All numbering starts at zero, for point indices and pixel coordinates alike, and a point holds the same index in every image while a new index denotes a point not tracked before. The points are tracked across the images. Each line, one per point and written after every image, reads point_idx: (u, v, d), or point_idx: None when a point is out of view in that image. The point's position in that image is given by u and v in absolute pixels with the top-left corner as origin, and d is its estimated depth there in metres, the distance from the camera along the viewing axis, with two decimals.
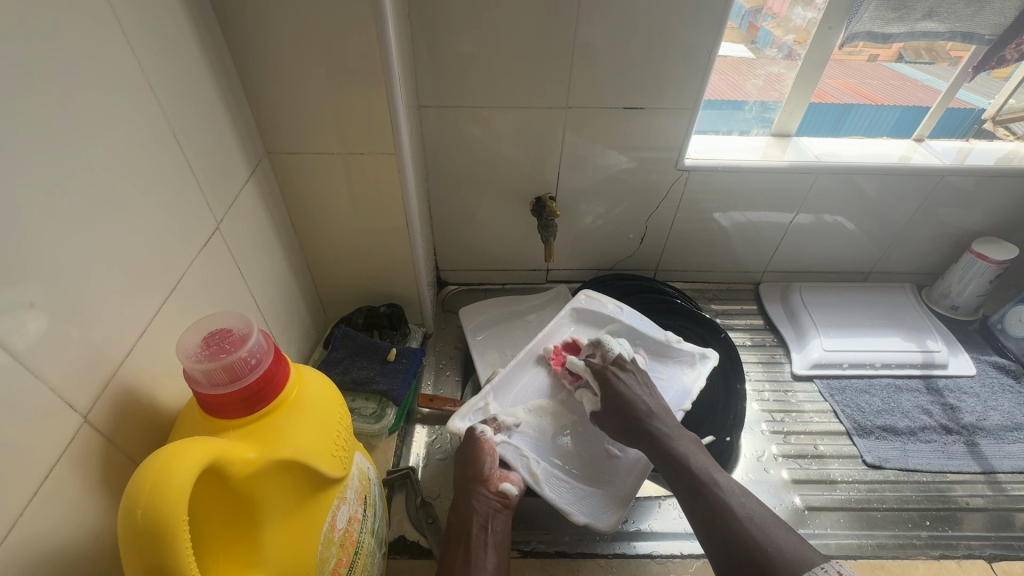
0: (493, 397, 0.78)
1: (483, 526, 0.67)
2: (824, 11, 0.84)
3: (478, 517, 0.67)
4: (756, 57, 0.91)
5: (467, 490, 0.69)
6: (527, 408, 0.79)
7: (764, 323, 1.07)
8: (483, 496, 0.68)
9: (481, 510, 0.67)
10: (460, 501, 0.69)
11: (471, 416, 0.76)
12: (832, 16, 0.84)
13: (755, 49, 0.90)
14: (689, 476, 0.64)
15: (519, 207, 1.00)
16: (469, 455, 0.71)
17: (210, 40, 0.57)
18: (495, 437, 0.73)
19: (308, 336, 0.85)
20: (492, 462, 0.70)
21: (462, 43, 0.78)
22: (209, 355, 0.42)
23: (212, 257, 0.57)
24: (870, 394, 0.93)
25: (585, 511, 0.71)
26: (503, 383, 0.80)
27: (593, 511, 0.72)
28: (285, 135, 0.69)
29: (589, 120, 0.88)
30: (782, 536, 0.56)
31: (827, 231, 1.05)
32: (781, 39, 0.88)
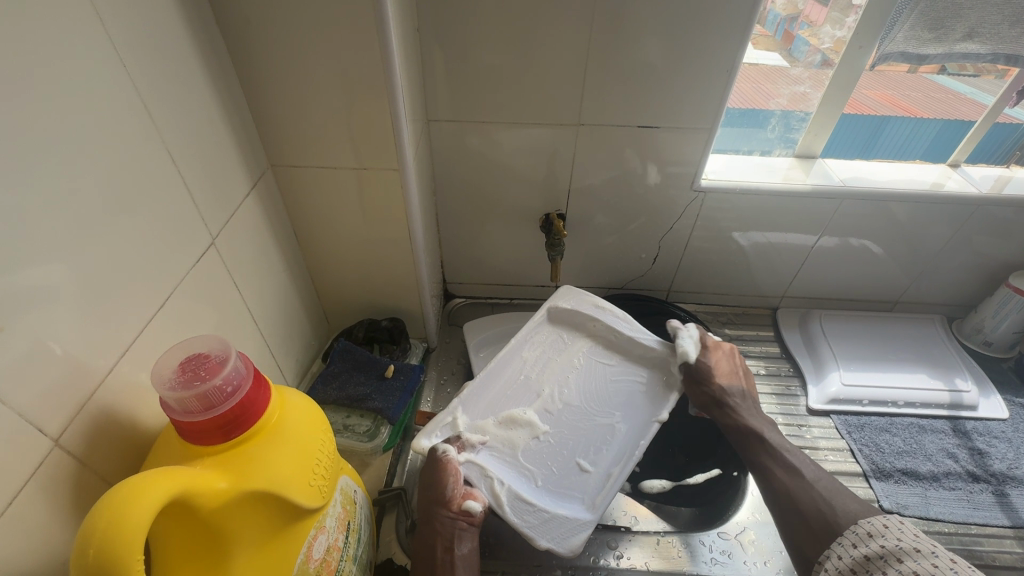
0: (460, 409, 0.75)
1: (448, 548, 0.65)
2: (855, 29, 0.80)
3: (443, 540, 0.65)
4: (790, 66, 0.87)
5: (429, 513, 0.67)
6: (495, 419, 0.75)
7: (780, 351, 1.02)
8: (444, 519, 0.66)
9: (444, 533, 0.66)
10: (422, 525, 0.67)
11: (437, 434, 0.73)
12: (862, 34, 0.80)
13: (791, 57, 0.86)
14: (761, 461, 0.72)
15: (528, 222, 0.98)
16: (430, 476, 0.68)
17: (212, 54, 0.57)
18: (460, 458, 0.70)
19: (308, 348, 0.85)
20: (455, 482, 0.68)
21: (473, 57, 0.77)
22: (184, 382, 0.41)
23: (204, 273, 0.56)
24: (890, 434, 0.88)
25: (550, 534, 0.66)
26: (474, 394, 0.77)
27: (559, 533, 0.67)
28: (288, 148, 0.68)
29: (602, 137, 0.85)
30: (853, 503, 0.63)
31: (851, 258, 1.00)
32: (816, 49, 0.84)
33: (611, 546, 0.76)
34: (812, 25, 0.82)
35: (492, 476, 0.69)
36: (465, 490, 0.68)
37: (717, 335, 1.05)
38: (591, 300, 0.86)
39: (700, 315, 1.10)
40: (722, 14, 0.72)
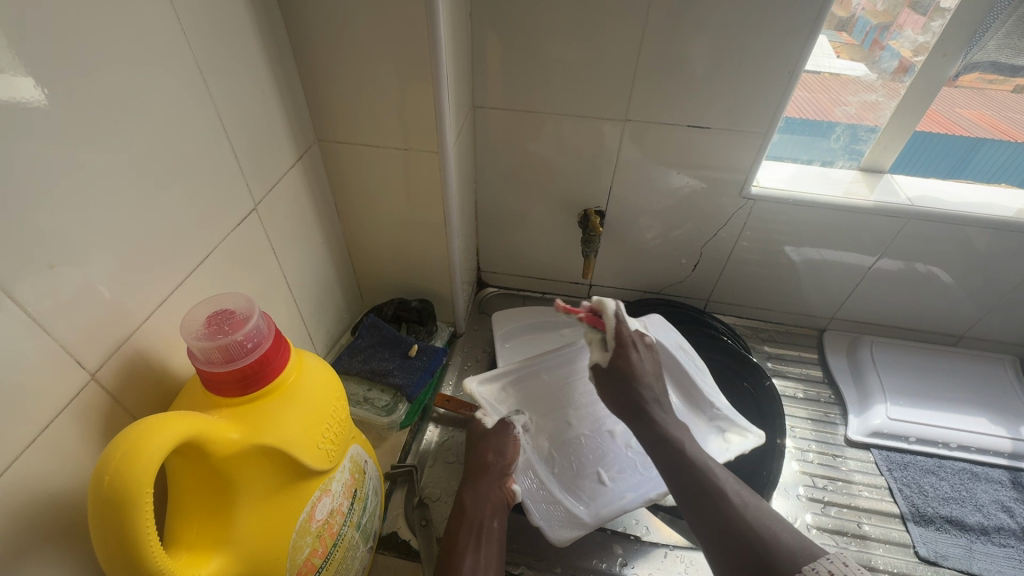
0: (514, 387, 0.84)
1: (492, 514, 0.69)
2: (938, 36, 0.74)
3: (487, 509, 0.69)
4: (877, 79, 0.81)
5: (487, 476, 0.71)
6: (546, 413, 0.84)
7: (822, 375, 0.96)
8: (499, 490, 0.71)
9: (493, 500, 0.70)
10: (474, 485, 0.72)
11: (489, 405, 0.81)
12: (950, 42, 0.73)
13: (880, 69, 0.80)
14: (687, 465, 0.62)
15: (566, 217, 0.97)
16: (498, 443, 0.74)
17: (268, 28, 0.59)
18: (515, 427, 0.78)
19: (340, 320, 0.88)
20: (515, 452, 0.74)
21: (522, 46, 0.76)
22: (208, 334, 0.43)
23: (244, 236, 0.59)
24: (938, 477, 0.81)
25: (544, 516, 0.72)
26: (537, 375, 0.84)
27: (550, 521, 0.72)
28: (335, 125, 0.71)
29: (649, 135, 0.82)
30: (786, 523, 0.55)
31: (914, 284, 0.92)
32: (909, 61, 0.77)
33: (617, 552, 0.74)
34: (906, 35, 0.77)
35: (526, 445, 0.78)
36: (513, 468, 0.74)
37: (755, 351, 1.01)
38: (677, 337, 0.85)
39: (739, 328, 1.05)
40: (787, 12, 0.67)
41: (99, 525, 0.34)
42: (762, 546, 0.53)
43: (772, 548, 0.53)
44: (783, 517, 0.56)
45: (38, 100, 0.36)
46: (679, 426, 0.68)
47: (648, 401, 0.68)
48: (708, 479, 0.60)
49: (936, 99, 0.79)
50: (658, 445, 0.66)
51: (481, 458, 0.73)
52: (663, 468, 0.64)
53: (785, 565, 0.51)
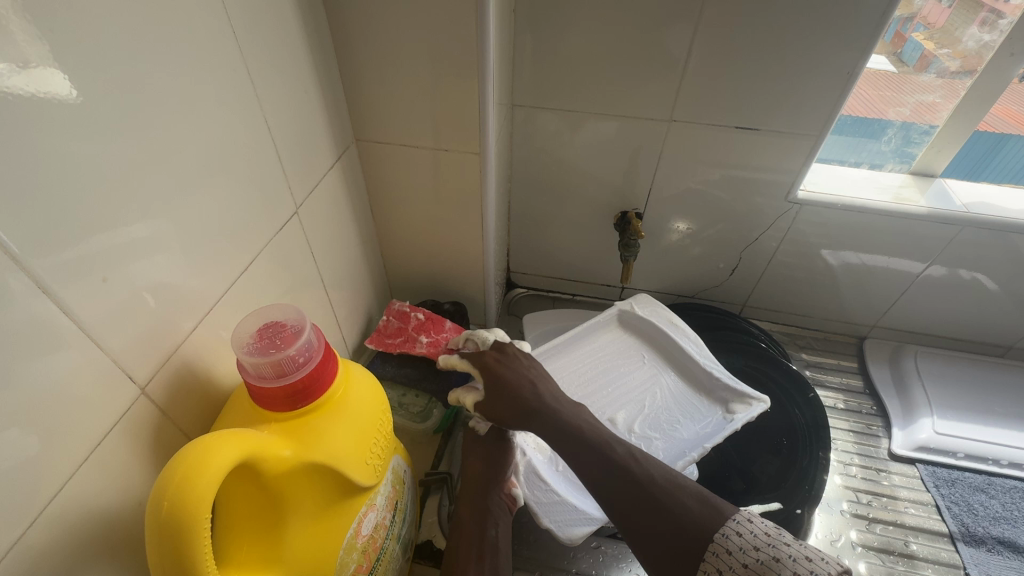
0: None
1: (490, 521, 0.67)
2: (1008, 34, 0.69)
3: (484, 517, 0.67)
4: (896, 70, 0.78)
5: (484, 482, 0.70)
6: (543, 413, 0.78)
7: (863, 385, 0.93)
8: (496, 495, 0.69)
9: (490, 506, 0.68)
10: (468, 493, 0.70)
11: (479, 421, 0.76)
12: (1019, 41, 0.69)
13: (900, 61, 0.77)
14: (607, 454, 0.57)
15: (601, 219, 0.94)
16: (492, 451, 0.72)
17: (313, 25, 0.57)
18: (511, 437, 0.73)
19: (372, 322, 0.87)
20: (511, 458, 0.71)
21: (566, 43, 0.74)
22: (261, 348, 0.41)
23: (285, 241, 0.58)
24: (988, 495, 0.78)
25: (553, 517, 0.68)
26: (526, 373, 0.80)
27: (561, 521, 0.68)
28: (374, 125, 0.69)
29: (693, 137, 0.80)
30: (699, 496, 0.53)
31: (964, 294, 0.89)
32: (931, 53, 0.76)
33: None
34: (926, 27, 0.74)
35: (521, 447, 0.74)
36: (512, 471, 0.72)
37: (793, 359, 0.98)
38: (668, 316, 0.88)
39: (776, 335, 1.02)
40: (849, 9, 0.64)
41: (156, 551, 0.33)
42: (681, 524, 0.50)
43: (689, 526, 0.50)
44: (698, 486, 0.54)
45: (74, 98, 0.33)
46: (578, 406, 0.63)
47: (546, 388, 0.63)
48: (611, 453, 0.57)
49: (1000, 99, 0.75)
50: (562, 435, 0.60)
51: (472, 466, 0.70)
52: (565, 455, 0.59)
53: (702, 542, 0.49)
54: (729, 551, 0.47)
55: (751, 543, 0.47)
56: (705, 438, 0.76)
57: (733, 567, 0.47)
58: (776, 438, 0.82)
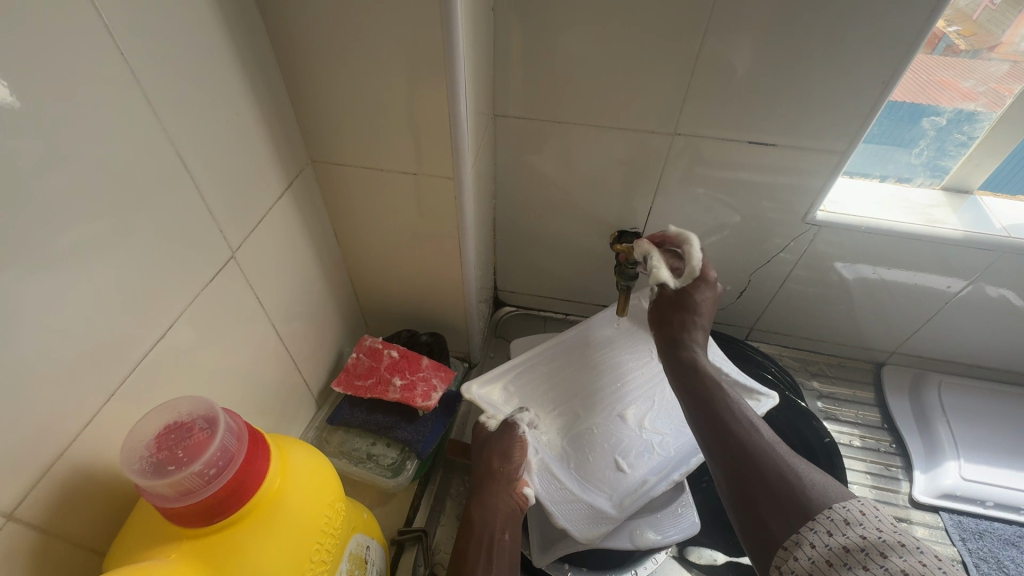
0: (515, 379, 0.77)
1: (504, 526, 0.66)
2: None
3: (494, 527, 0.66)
4: None
5: (496, 484, 0.68)
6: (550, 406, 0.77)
7: (881, 419, 0.86)
8: (507, 498, 0.67)
9: (502, 510, 0.67)
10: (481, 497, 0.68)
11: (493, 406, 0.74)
12: None
13: None
14: (724, 413, 0.55)
15: (595, 238, 0.86)
16: (503, 447, 0.69)
17: (243, 36, 0.48)
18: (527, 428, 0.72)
19: (342, 355, 0.79)
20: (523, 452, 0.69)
21: (552, 46, 0.64)
22: (157, 466, 0.33)
23: (218, 290, 0.50)
24: (1019, 551, 0.71)
25: (567, 515, 0.68)
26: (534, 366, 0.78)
27: (576, 519, 0.68)
28: (331, 144, 0.60)
29: (697, 151, 0.70)
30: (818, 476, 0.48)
31: (997, 323, 0.80)
32: (942, 32, 0.62)
33: None
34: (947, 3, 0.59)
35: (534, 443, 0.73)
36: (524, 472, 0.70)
37: (804, 388, 0.90)
38: None
39: (785, 360, 0.94)
40: (882, 9, 0.54)
41: None
42: (792, 485, 0.47)
43: (802, 490, 0.46)
44: (815, 468, 0.49)
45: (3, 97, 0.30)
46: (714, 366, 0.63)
47: (678, 335, 0.64)
48: (733, 415, 0.55)
49: None
50: (693, 395, 0.59)
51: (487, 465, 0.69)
52: (693, 415, 0.58)
53: (813, 506, 0.45)
54: (847, 521, 0.42)
55: (877, 526, 0.42)
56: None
57: (828, 544, 0.42)
58: None
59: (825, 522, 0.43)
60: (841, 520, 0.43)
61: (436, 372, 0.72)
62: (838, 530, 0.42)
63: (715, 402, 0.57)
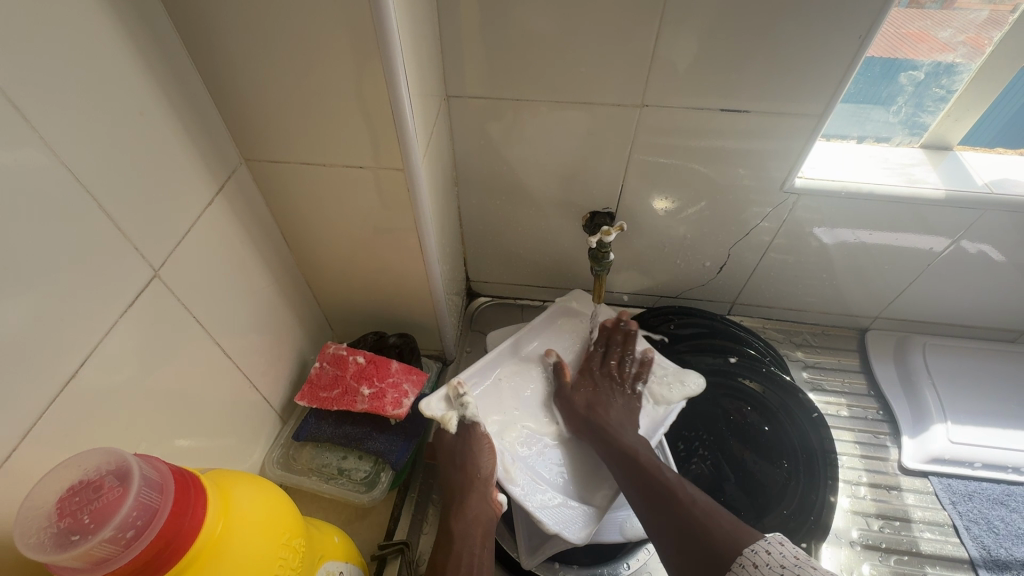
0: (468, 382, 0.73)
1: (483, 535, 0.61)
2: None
3: (478, 525, 0.61)
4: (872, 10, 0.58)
5: (467, 494, 0.63)
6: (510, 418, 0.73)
7: (866, 386, 0.84)
8: (484, 505, 0.63)
9: (482, 520, 0.62)
10: (451, 511, 0.63)
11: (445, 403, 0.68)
12: None
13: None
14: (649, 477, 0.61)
15: (567, 220, 0.81)
16: (467, 452, 0.65)
17: (140, 22, 0.42)
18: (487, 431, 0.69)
19: (306, 364, 0.74)
20: (490, 461, 0.66)
21: (502, 16, 0.58)
22: (59, 537, 0.28)
23: (141, 313, 0.45)
24: (1008, 510, 0.71)
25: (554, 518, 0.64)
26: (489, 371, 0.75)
27: (566, 519, 0.64)
28: (264, 141, 0.54)
29: (666, 124, 0.66)
30: (728, 520, 0.55)
31: (979, 281, 0.78)
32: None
33: None
34: None
35: (505, 453, 0.69)
36: (498, 477, 0.66)
37: (789, 360, 0.88)
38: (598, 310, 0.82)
39: (769, 333, 0.92)
40: None
41: None
42: (710, 530, 0.53)
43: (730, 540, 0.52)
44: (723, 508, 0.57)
45: None
46: (632, 434, 0.68)
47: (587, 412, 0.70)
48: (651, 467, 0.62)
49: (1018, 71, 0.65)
50: (622, 461, 0.65)
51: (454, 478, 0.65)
52: (629, 482, 0.63)
53: (730, 555, 0.50)
54: (756, 565, 0.48)
55: (778, 562, 0.46)
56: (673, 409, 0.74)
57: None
58: (776, 461, 0.73)
59: (750, 560, 0.49)
60: (764, 552, 0.49)
61: (407, 375, 0.68)
62: (760, 562, 0.48)
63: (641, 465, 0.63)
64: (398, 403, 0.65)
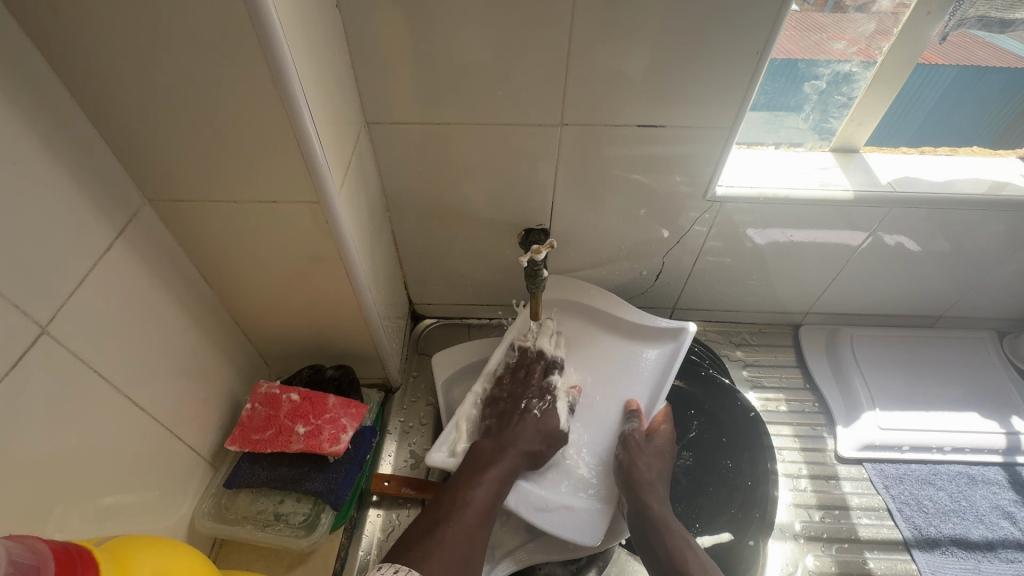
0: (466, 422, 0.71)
1: (473, 517, 0.57)
2: (904, 24, 0.64)
3: (470, 513, 0.57)
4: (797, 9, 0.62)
5: (468, 482, 0.60)
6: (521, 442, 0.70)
7: (803, 379, 0.88)
8: (480, 495, 0.59)
9: (477, 509, 0.58)
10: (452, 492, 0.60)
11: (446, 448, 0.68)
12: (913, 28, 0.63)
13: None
14: (665, 533, 0.62)
15: (503, 238, 0.82)
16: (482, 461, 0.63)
17: (12, 64, 0.39)
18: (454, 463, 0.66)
19: (238, 405, 0.71)
20: (498, 464, 0.62)
21: (414, 41, 0.59)
22: None
23: (30, 372, 0.42)
24: (935, 488, 0.75)
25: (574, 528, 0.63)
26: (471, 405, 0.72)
27: (584, 529, 0.63)
28: (168, 180, 0.52)
29: (588, 141, 0.68)
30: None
31: (892, 271, 0.83)
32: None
33: None
34: None
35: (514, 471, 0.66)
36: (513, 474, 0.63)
37: (729, 360, 0.91)
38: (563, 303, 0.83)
39: (709, 335, 0.94)
40: None
41: None
42: None
43: None
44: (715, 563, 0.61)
45: None
46: (659, 481, 0.67)
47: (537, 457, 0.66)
48: (662, 522, 0.63)
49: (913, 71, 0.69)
50: (640, 517, 0.63)
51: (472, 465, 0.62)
52: (638, 539, 0.63)
53: None
54: None
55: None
56: (663, 377, 0.76)
57: None
58: (721, 458, 0.75)
59: None
60: None
61: (346, 410, 0.66)
62: None
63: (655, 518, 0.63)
64: (331, 441, 0.63)
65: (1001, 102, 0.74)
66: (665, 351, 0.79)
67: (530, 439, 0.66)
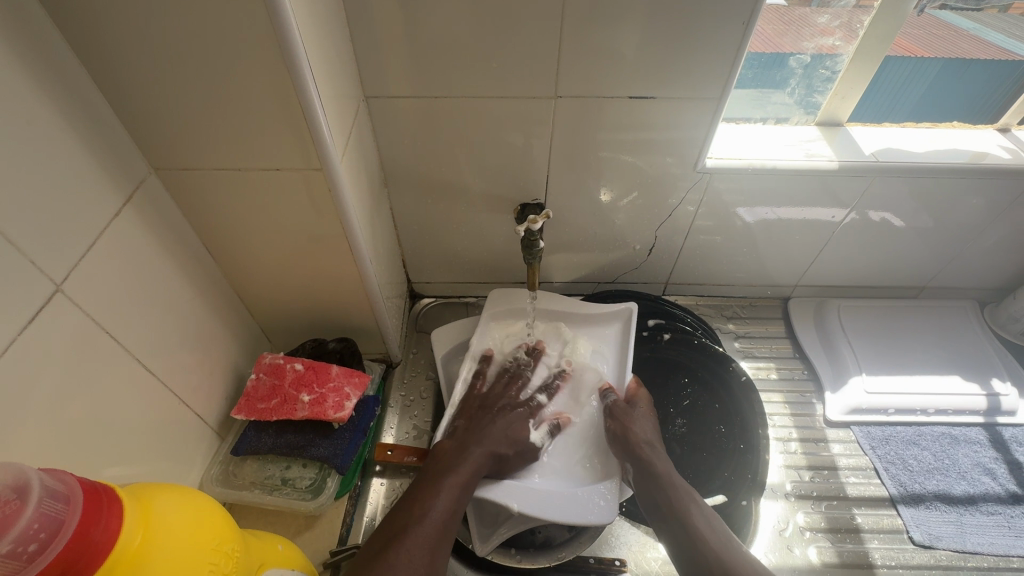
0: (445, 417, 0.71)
1: (428, 536, 0.56)
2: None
3: (423, 530, 0.56)
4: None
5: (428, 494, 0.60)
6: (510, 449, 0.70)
7: (792, 350, 0.90)
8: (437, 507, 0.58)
9: (430, 524, 0.57)
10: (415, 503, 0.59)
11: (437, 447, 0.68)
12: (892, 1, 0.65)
13: None
14: (669, 486, 0.64)
15: (499, 215, 0.83)
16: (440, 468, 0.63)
17: (23, 28, 0.40)
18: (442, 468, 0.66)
19: (242, 379, 0.72)
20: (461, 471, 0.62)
21: (411, 15, 0.60)
22: None
23: (44, 331, 0.43)
24: (919, 448, 0.78)
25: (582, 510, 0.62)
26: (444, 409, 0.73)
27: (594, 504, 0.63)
28: (173, 148, 0.53)
29: (582, 114, 0.69)
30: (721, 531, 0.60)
31: (877, 243, 0.85)
32: None
33: None
34: None
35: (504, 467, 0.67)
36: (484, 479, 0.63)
37: (721, 332, 0.93)
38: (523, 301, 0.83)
39: (701, 309, 0.97)
40: None
41: None
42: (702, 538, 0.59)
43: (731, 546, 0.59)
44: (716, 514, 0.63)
45: None
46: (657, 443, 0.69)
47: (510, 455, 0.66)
48: (664, 477, 0.65)
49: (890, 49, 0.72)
50: (643, 475, 0.66)
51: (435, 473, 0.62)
52: (643, 493, 0.65)
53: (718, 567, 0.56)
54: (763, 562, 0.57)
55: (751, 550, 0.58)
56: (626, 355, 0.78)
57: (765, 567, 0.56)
58: (714, 424, 0.77)
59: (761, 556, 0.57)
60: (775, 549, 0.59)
61: (349, 379, 0.67)
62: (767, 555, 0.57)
63: (658, 473, 0.65)
64: (336, 408, 0.64)
65: (985, 75, 0.76)
66: (614, 334, 0.80)
67: (495, 440, 0.66)
